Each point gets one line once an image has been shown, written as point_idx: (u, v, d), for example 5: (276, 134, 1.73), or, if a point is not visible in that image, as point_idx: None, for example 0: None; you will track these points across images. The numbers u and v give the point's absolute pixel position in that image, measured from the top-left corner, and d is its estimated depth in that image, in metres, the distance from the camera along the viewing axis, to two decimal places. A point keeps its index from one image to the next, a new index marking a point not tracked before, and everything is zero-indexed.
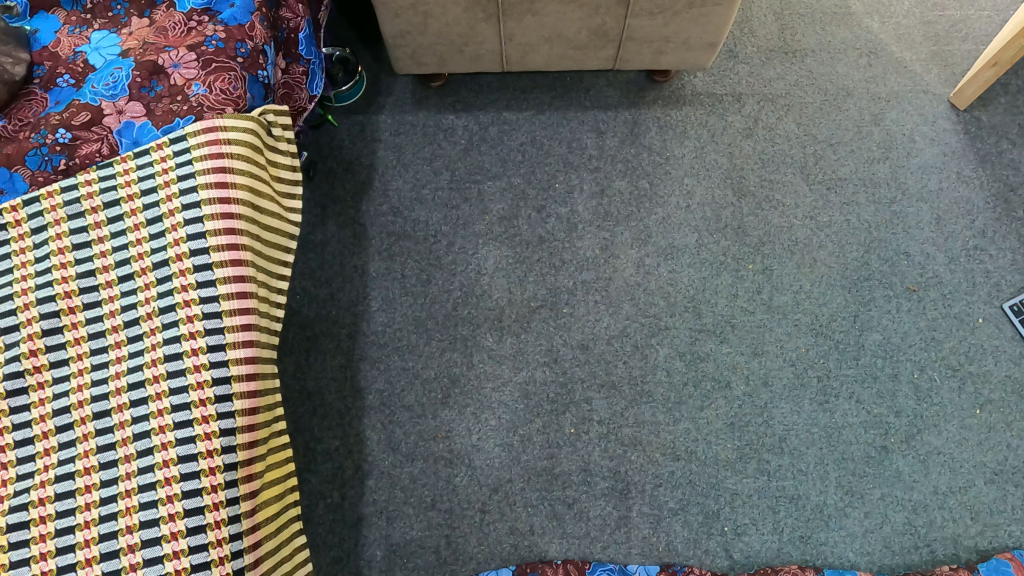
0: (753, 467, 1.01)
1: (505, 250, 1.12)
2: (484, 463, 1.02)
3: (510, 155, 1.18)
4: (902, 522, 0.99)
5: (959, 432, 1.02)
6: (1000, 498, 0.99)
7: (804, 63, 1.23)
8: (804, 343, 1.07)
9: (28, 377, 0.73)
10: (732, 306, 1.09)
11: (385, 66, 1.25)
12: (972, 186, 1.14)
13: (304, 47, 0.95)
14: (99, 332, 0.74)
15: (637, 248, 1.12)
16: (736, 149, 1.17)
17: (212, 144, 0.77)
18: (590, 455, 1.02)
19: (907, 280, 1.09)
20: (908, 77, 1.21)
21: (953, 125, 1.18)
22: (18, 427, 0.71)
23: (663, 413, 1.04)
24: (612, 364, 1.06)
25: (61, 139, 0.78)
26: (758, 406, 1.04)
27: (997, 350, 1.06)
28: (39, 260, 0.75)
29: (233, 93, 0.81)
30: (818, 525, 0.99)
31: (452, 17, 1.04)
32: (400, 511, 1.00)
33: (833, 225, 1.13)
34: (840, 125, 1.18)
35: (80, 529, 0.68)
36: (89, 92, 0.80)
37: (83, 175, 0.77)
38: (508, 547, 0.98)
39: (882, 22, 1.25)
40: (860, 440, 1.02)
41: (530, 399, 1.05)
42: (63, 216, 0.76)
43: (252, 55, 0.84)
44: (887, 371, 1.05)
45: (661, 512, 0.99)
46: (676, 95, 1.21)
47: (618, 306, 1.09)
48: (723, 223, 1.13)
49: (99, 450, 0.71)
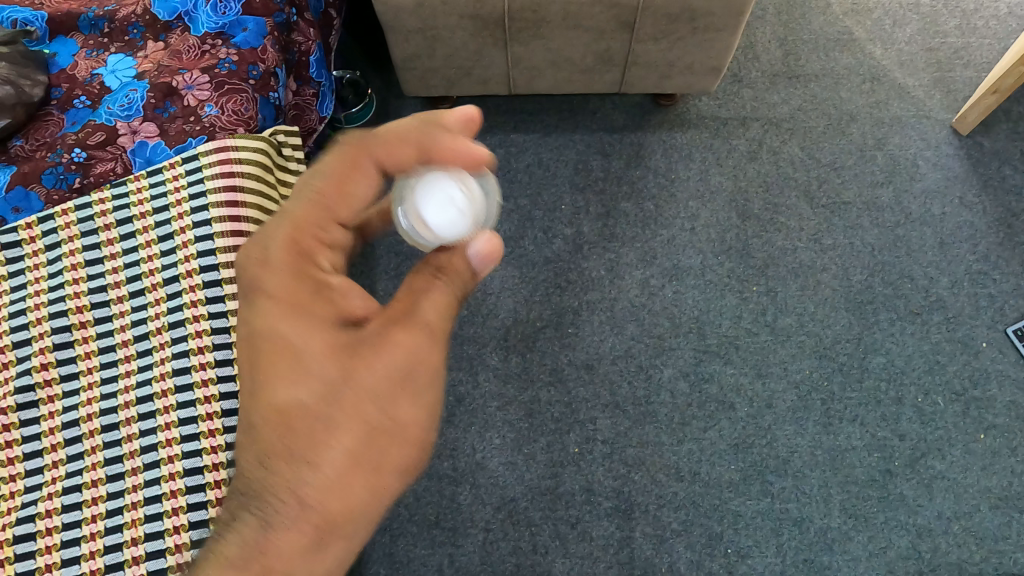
0: (756, 488, 1.01)
1: (511, 270, 1.14)
2: (488, 481, 1.02)
3: (517, 177, 1.20)
4: (907, 547, 0.98)
5: (964, 457, 1.02)
6: (1005, 525, 0.99)
7: (808, 89, 1.24)
8: (807, 365, 1.07)
9: (39, 391, 0.73)
10: (736, 327, 1.09)
11: (394, 90, 1.27)
12: (975, 212, 1.14)
13: (315, 70, 0.98)
14: (109, 347, 0.74)
15: (642, 269, 1.13)
16: (740, 172, 1.18)
17: (222, 163, 0.79)
18: (594, 475, 1.02)
19: (911, 303, 1.10)
20: (910, 102, 1.22)
21: (956, 150, 1.18)
22: (28, 439, 0.72)
23: (667, 433, 1.04)
24: (617, 385, 1.07)
25: (77, 158, 0.80)
26: (763, 427, 1.04)
27: (1001, 375, 1.06)
28: (52, 274, 0.76)
29: (244, 114, 0.83)
30: (822, 548, 0.98)
31: (460, 42, 1.06)
32: (404, 529, 1.01)
33: (838, 248, 1.13)
34: (843, 149, 1.20)
35: (85, 541, 0.68)
36: (104, 113, 0.82)
37: (97, 193, 0.78)
38: (511, 565, 0.98)
39: (885, 49, 1.27)
40: (864, 463, 1.02)
41: (534, 419, 1.05)
42: (77, 233, 0.77)
43: (264, 77, 0.86)
44: (890, 394, 1.05)
45: (664, 533, 0.99)
46: (682, 119, 1.23)
47: (623, 327, 1.10)
48: (728, 245, 1.14)
49: (107, 463, 0.71)
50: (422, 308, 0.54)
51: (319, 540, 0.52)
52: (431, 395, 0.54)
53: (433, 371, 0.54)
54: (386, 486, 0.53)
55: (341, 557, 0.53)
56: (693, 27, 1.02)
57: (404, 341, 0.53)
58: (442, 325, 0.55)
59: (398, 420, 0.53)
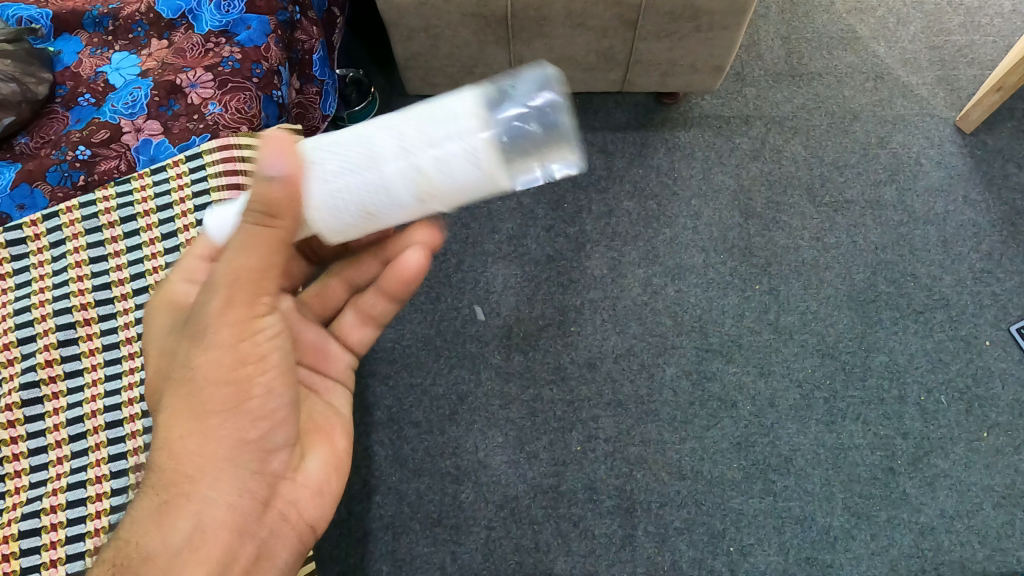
0: (758, 487, 1.01)
1: (514, 269, 1.14)
2: (490, 479, 1.02)
3: None
4: (910, 545, 0.98)
5: (967, 455, 1.02)
6: (1008, 523, 0.98)
7: (811, 87, 1.24)
8: (810, 363, 1.07)
9: (44, 387, 0.73)
10: (739, 326, 1.09)
11: (397, 88, 1.28)
12: (978, 210, 1.14)
13: (318, 68, 0.98)
14: (113, 343, 0.75)
15: (644, 267, 1.13)
16: (743, 170, 1.18)
17: (226, 161, 0.80)
18: (596, 473, 1.02)
19: (914, 302, 1.10)
20: (913, 101, 1.22)
21: (959, 149, 1.18)
22: (33, 435, 0.72)
23: (669, 431, 1.04)
24: (619, 383, 1.07)
25: (81, 156, 0.80)
26: (765, 425, 1.04)
27: (1004, 373, 1.05)
28: (57, 272, 0.77)
29: (248, 113, 0.83)
30: (824, 546, 0.98)
31: (463, 40, 1.06)
32: (406, 526, 1.01)
33: (840, 247, 1.13)
34: (846, 148, 1.19)
35: (90, 536, 0.68)
36: (108, 111, 0.82)
37: (101, 190, 0.79)
38: (513, 563, 0.99)
39: (889, 47, 1.26)
40: (866, 462, 1.02)
41: (537, 417, 1.05)
42: (81, 230, 0.78)
43: (267, 75, 0.86)
44: (893, 393, 1.05)
45: (666, 531, 0.99)
46: (685, 117, 1.23)
47: (626, 325, 1.10)
48: (730, 244, 1.14)
49: (111, 459, 0.71)
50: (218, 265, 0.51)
51: (166, 504, 0.52)
52: (224, 337, 0.51)
53: (212, 314, 0.50)
54: (211, 430, 0.52)
55: (200, 522, 0.52)
56: (696, 25, 1.02)
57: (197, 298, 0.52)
58: (242, 264, 0.49)
59: (195, 366, 0.51)
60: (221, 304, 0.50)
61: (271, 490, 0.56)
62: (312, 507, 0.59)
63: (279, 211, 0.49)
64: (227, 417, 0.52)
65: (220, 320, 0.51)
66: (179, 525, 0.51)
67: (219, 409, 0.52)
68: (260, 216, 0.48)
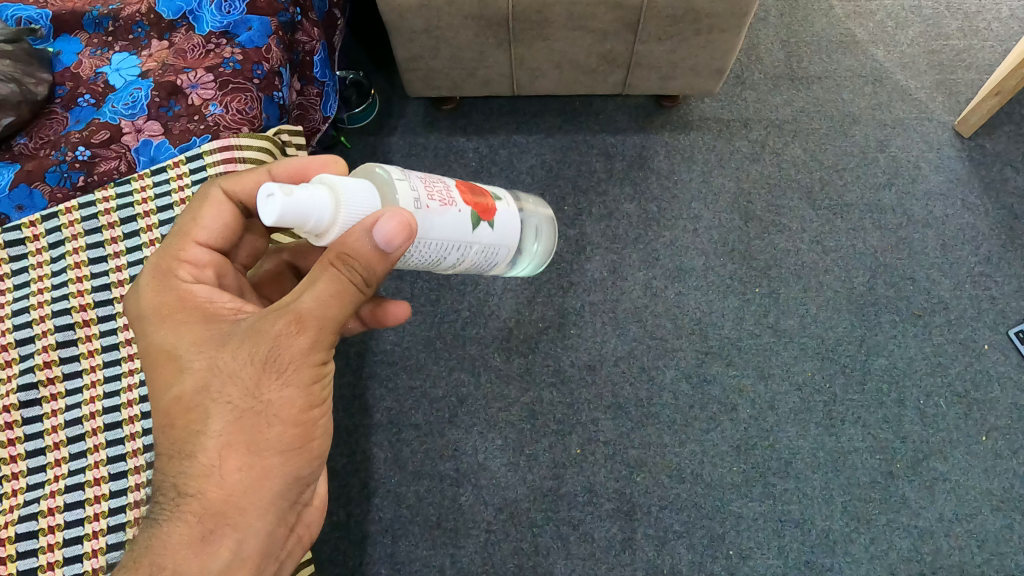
0: (758, 490, 1.01)
1: (514, 271, 1.14)
2: (490, 482, 1.02)
3: (519, 178, 1.20)
4: (909, 549, 0.98)
5: (966, 459, 1.02)
6: (1007, 527, 0.98)
7: (810, 90, 1.24)
8: (810, 367, 1.07)
9: (42, 389, 0.73)
10: (739, 329, 1.09)
11: (397, 90, 1.27)
12: (977, 214, 1.15)
13: (319, 70, 0.98)
14: (112, 345, 0.74)
15: (644, 270, 1.13)
16: (743, 173, 1.18)
17: (227, 161, 0.79)
18: (596, 476, 1.02)
19: (913, 305, 1.10)
20: (913, 104, 1.22)
21: (958, 153, 1.19)
22: (31, 437, 0.72)
23: (669, 434, 1.04)
24: (619, 386, 1.06)
25: (81, 156, 0.80)
26: (765, 428, 1.04)
27: (1003, 377, 1.05)
28: (56, 273, 0.76)
29: (249, 114, 0.83)
30: (824, 550, 0.98)
31: (464, 42, 1.06)
32: (405, 529, 1.00)
33: (840, 250, 1.13)
34: (846, 151, 1.20)
35: (88, 539, 0.67)
36: (108, 111, 0.82)
37: (100, 191, 0.78)
38: (512, 566, 0.98)
39: (888, 51, 1.27)
40: (866, 465, 1.02)
41: (537, 420, 1.05)
42: (80, 231, 0.77)
43: (269, 76, 0.86)
44: (892, 396, 1.05)
45: (666, 535, 0.99)
46: (684, 120, 1.23)
47: (626, 328, 1.10)
48: (730, 247, 1.14)
49: (110, 461, 0.70)
50: (301, 298, 0.50)
51: (212, 530, 0.51)
52: (300, 375, 0.51)
53: (297, 353, 0.50)
54: (268, 468, 0.52)
55: (240, 550, 0.52)
56: (697, 28, 1.02)
57: (275, 329, 0.50)
58: (326, 315, 0.51)
59: (265, 398, 0.51)
60: (305, 342, 0.50)
61: (297, 519, 0.57)
62: (317, 527, 0.61)
63: (353, 258, 0.49)
64: (289, 456, 0.52)
65: (300, 360, 0.51)
66: (222, 552, 0.52)
67: (283, 449, 0.52)
68: (338, 260, 0.49)
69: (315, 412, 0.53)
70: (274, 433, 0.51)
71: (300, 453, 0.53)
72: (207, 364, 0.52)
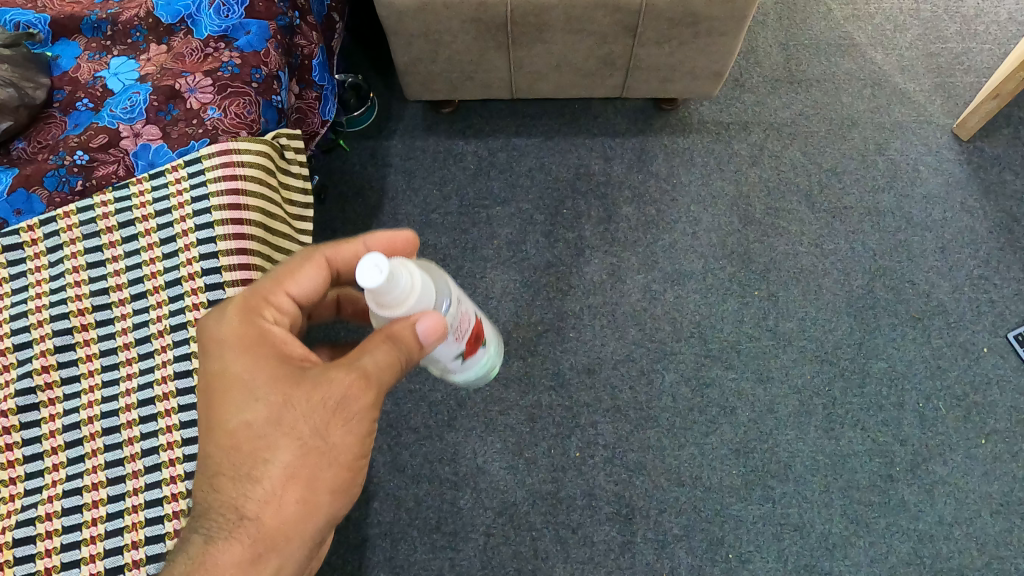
0: (757, 493, 1.01)
1: (513, 274, 1.14)
2: (489, 486, 1.02)
3: (518, 181, 1.20)
4: (908, 552, 0.98)
5: (965, 462, 1.02)
6: (1006, 530, 0.98)
7: (809, 93, 1.24)
8: (809, 370, 1.07)
9: (40, 394, 0.73)
10: (738, 332, 1.09)
11: (396, 93, 1.28)
12: (976, 217, 1.15)
13: (318, 73, 0.98)
14: (111, 350, 0.74)
15: (643, 273, 1.13)
16: (742, 176, 1.19)
17: (225, 166, 0.79)
18: (595, 479, 1.02)
19: (912, 308, 1.10)
20: (911, 107, 1.23)
21: (957, 155, 1.19)
22: (28, 442, 0.71)
23: (668, 438, 1.04)
24: (618, 389, 1.06)
25: (79, 161, 0.80)
26: (764, 432, 1.04)
27: (1002, 379, 1.05)
28: (54, 277, 0.76)
29: (247, 117, 0.83)
30: (823, 553, 0.98)
31: (463, 45, 1.06)
32: (404, 533, 1.00)
33: (839, 253, 1.13)
34: (845, 154, 1.20)
35: (86, 544, 0.68)
36: (107, 116, 0.82)
37: (99, 196, 0.78)
38: (512, 570, 0.98)
39: (886, 54, 1.27)
40: (865, 468, 1.02)
41: (536, 423, 1.05)
42: (79, 235, 0.77)
43: (267, 80, 0.86)
44: (892, 399, 1.05)
45: (666, 538, 0.99)
46: (683, 123, 1.23)
47: (625, 331, 1.10)
48: (729, 250, 1.14)
49: (107, 466, 0.70)
50: (365, 358, 0.54)
51: (260, 555, 0.53)
52: (360, 428, 0.55)
53: (360, 409, 0.54)
54: (319, 506, 0.54)
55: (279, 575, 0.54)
56: (696, 31, 1.02)
57: (343, 384, 0.54)
58: (385, 379, 0.55)
59: (331, 441, 0.54)
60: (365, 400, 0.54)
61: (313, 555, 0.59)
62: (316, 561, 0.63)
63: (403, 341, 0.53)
64: (335, 497, 0.55)
65: (360, 415, 0.54)
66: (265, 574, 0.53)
67: (332, 491, 0.55)
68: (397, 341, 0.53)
69: (361, 460, 0.56)
70: (327, 475, 0.54)
71: (342, 495, 0.56)
72: (280, 400, 0.54)
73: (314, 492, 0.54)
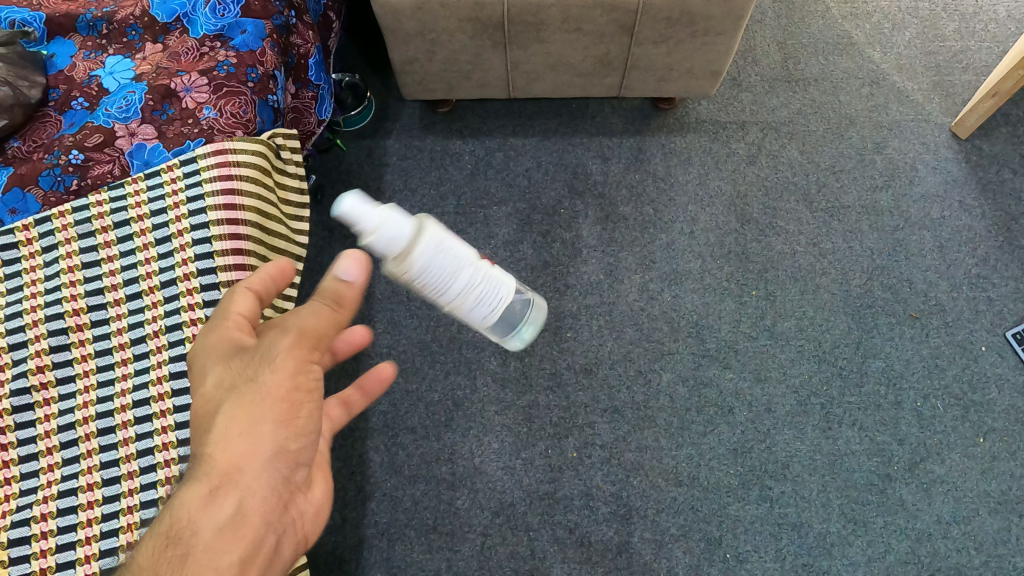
0: (755, 493, 1.01)
1: (510, 274, 1.13)
2: (486, 486, 1.02)
3: (516, 180, 1.20)
4: (906, 551, 0.98)
5: (963, 461, 1.01)
6: (1004, 529, 0.98)
7: (807, 92, 1.24)
8: (807, 369, 1.07)
9: (34, 394, 0.73)
10: (736, 332, 1.09)
11: (394, 93, 1.27)
12: (974, 216, 1.14)
13: (314, 73, 0.98)
14: (106, 350, 0.74)
15: (641, 273, 1.13)
16: (740, 176, 1.18)
17: (221, 166, 0.79)
18: (593, 479, 1.02)
19: (910, 307, 1.10)
20: (909, 106, 1.22)
21: (955, 154, 1.19)
22: (23, 442, 0.71)
23: (666, 438, 1.03)
24: (615, 389, 1.06)
25: (74, 160, 0.79)
26: (762, 431, 1.04)
27: (1000, 378, 1.05)
28: (48, 277, 0.76)
29: (243, 117, 0.83)
30: (821, 553, 0.98)
31: (460, 45, 1.06)
32: (401, 533, 1.00)
33: (837, 252, 1.13)
34: (843, 153, 1.20)
35: (81, 545, 0.67)
36: (102, 115, 0.82)
37: (94, 195, 0.78)
38: (509, 570, 0.98)
39: (884, 53, 1.27)
40: (863, 468, 1.02)
41: (533, 423, 1.05)
42: (74, 235, 0.77)
43: (263, 80, 0.86)
44: (889, 398, 1.05)
45: (663, 538, 0.99)
46: (681, 122, 1.23)
47: (622, 331, 1.09)
48: (727, 249, 1.14)
49: (103, 467, 0.70)
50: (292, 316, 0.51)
51: (216, 490, 0.48)
52: (289, 365, 0.49)
53: (281, 350, 0.49)
54: (265, 436, 0.49)
55: (242, 509, 0.48)
56: (693, 30, 1.02)
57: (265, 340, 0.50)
58: (311, 326, 0.51)
59: (261, 378, 0.49)
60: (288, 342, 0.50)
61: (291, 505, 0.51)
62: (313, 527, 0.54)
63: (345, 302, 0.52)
64: (285, 429, 0.49)
65: (287, 353, 0.50)
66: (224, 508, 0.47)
67: (278, 421, 0.49)
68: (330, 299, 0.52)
69: (307, 396, 0.50)
70: (265, 402, 0.49)
71: (292, 425, 0.50)
72: (218, 364, 0.51)
73: (262, 427, 0.49)
